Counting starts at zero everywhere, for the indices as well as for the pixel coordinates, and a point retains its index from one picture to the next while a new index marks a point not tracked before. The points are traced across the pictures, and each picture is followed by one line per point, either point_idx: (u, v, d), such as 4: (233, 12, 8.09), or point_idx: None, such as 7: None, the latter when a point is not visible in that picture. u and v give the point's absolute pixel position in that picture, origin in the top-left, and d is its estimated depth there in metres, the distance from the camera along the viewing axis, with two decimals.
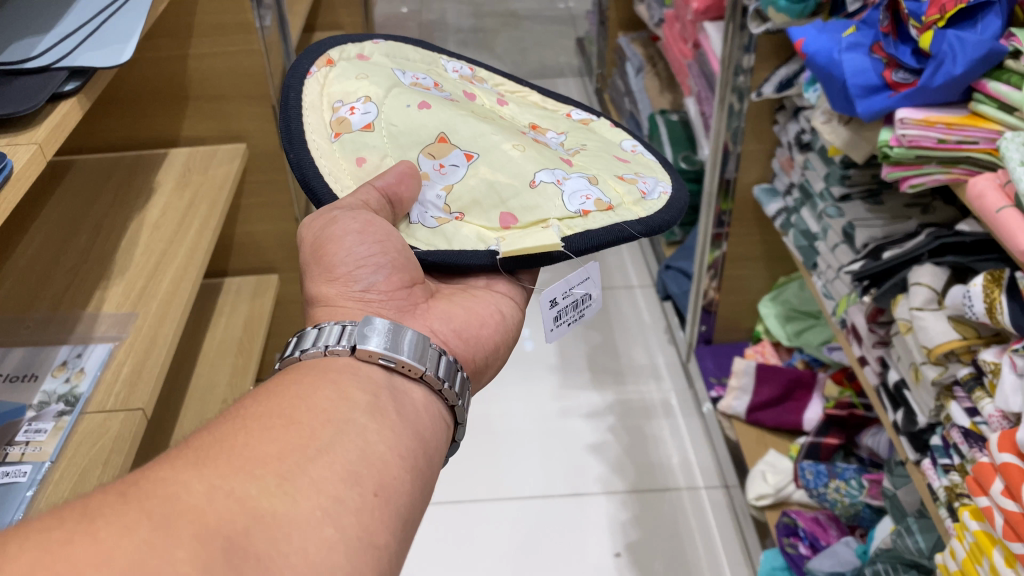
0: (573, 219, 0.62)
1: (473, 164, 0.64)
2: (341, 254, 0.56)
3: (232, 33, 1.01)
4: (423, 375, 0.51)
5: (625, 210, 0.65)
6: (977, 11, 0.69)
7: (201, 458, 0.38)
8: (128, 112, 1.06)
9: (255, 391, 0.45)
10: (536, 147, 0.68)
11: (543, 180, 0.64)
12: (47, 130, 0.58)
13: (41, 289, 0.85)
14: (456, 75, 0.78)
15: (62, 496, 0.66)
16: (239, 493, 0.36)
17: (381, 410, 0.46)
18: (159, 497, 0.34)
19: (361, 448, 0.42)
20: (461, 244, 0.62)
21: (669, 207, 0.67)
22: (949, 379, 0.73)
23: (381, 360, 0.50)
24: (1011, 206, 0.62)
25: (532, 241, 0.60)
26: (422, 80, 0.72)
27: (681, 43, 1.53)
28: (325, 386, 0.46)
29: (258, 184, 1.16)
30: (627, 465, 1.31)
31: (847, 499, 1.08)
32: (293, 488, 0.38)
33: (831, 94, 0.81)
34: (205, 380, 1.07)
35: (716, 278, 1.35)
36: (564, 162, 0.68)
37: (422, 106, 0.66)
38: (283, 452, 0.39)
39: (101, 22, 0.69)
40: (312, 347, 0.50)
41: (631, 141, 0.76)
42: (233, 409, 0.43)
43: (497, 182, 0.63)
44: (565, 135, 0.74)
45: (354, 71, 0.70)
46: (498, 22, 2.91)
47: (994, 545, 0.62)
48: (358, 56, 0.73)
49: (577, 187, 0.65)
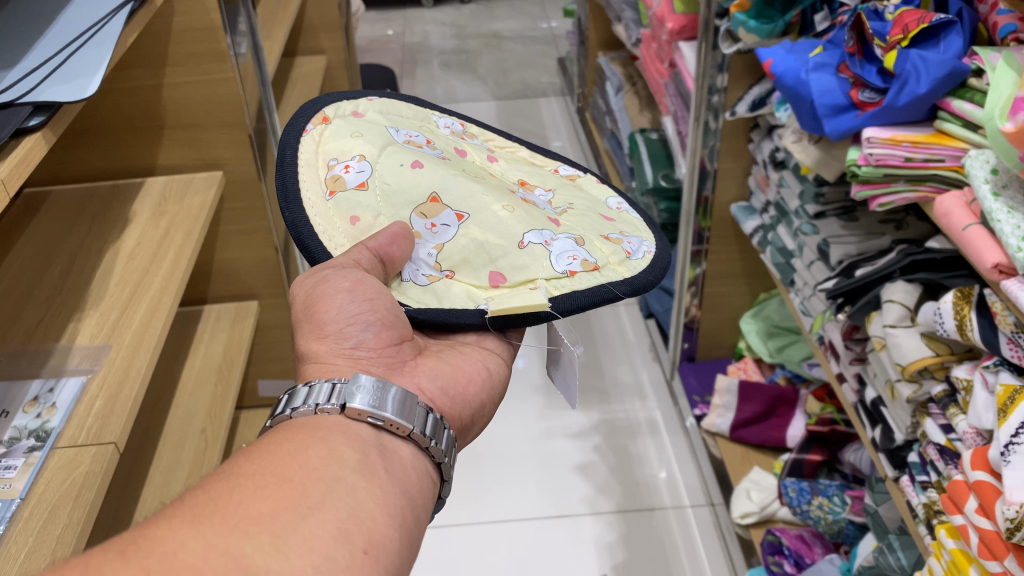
0: (560, 279, 0.62)
1: (464, 224, 0.64)
2: (332, 312, 0.56)
3: (206, 62, 1.01)
4: (411, 434, 0.51)
5: (610, 270, 0.65)
6: (939, 31, 0.71)
7: (197, 515, 0.37)
8: (103, 141, 1.05)
9: (246, 450, 0.45)
10: (525, 207, 0.67)
11: (531, 241, 0.64)
12: (11, 166, 0.57)
13: (14, 321, 0.84)
14: (448, 131, 0.77)
15: (31, 534, 0.65)
16: (233, 551, 0.36)
17: (370, 467, 0.46)
18: (157, 555, 0.34)
19: (351, 506, 0.42)
20: (452, 302, 0.61)
21: (652, 266, 0.67)
22: (923, 397, 0.73)
23: (369, 418, 0.50)
24: (977, 223, 0.62)
25: (520, 300, 0.60)
26: (414, 138, 0.71)
27: (658, 63, 1.53)
28: (314, 445, 0.45)
29: (236, 212, 1.16)
30: (613, 486, 1.30)
31: (830, 517, 1.08)
32: (286, 546, 0.37)
33: (799, 114, 0.81)
34: (184, 410, 1.06)
35: (698, 294, 1.35)
36: (552, 222, 0.67)
37: (415, 166, 0.66)
38: (275, 510, 0.39)
39: (67, 55, 0.69)
40: (301, 405, 0.50)
41: (615, 200, 0.76)
42: (224, 467, 0.43)
43: (487, 242, 0.63)
44: (552, 193, 0.73)
45: (349, 128, 0.69)
46: (481, 44, 2.94)
47: (970, 563, 0.61)
48: (353, 113, 0.72)
49: (564, 247, 0.64)
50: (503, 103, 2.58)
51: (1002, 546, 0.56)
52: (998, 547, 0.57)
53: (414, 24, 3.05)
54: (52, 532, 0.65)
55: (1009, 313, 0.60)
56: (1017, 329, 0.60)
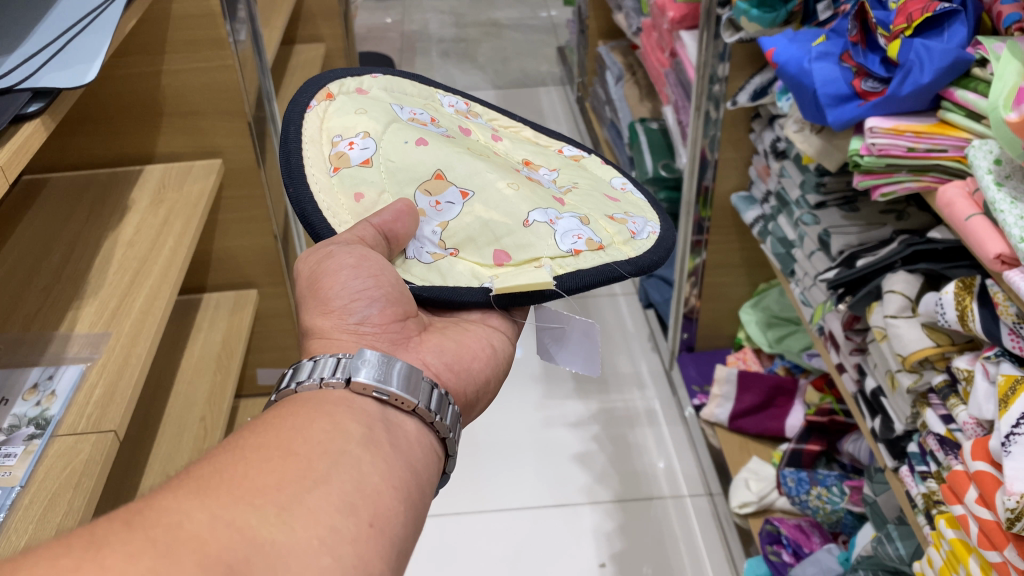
0: (565, 257, 0.62)
1: (469, 201, 0.63)
2: (336, 288, 0.56)
3: (205, 49, 1.00)
4: (416, 408, 0.51)
5: (615, 250, 0.65)
6: (943, 20, 0.71)
7: (202, 486, 0.37)
8: (101, 128, 1.05)
9: (252, 423, 0.45)
10: (530, 185, 0.67)
11: (536, 220, 0.63)
12: (10, 152, 0.57)
13: (13, 309, 0.84)
14: (452, 109, 0.77)
15: (31, 522, 0.65)
16: (239, 522, 0.35)
17: (376, 441, 0.46)
18: (163, 525, 0.34)
19: (356, 479, 0.42)
20: (456, 280, 0.61)
21: (657, 246, 0.67)
22: (924, 387, 0.73)
23: (375, 392, 0.50)
24: (981, 213, 0.62)
25: (525, 278, 0.60)
26: (419, 115, 0.71)
27: (658, 52, 1.53)
28: (320, 418, 0.45)
29: (234, 199, 1.15)
30: (612, 475, 1.31)
31: (829, 506, 1.08)
32: (291, 518, 0.37)
33: (802, 104, 0.81)
34: (182, 398, 1.06)
35: (697, 284, 1.35)
36: (557, 201, 0.67)
37: (419, 143, 0.65)
38: (280, 483, 0.39)
39: (65, 42, 0.69)
40: (306, 379, 0.50)
41: (620, 179, 0.76)
42: (229, 441, 0.42)
43: (492, 220, 0.62)
44: (557, 172, 0.73)
45: (354, 106, 0.68)
46: (480, 32, 2.92)
47: (970, 553, 0.61)
48: (357, 90, 0.71)
49: (569, 226, 0.64)
50: (502, 92, 2.57)
51: (1002, 536, 0.56)
52: (998, 537, 0.57)
53: (413, 12, 3.03)
54: (52, 520, 0.65)
55: (1012, 304, 0.61)
56: (1019, 319, 0.60)
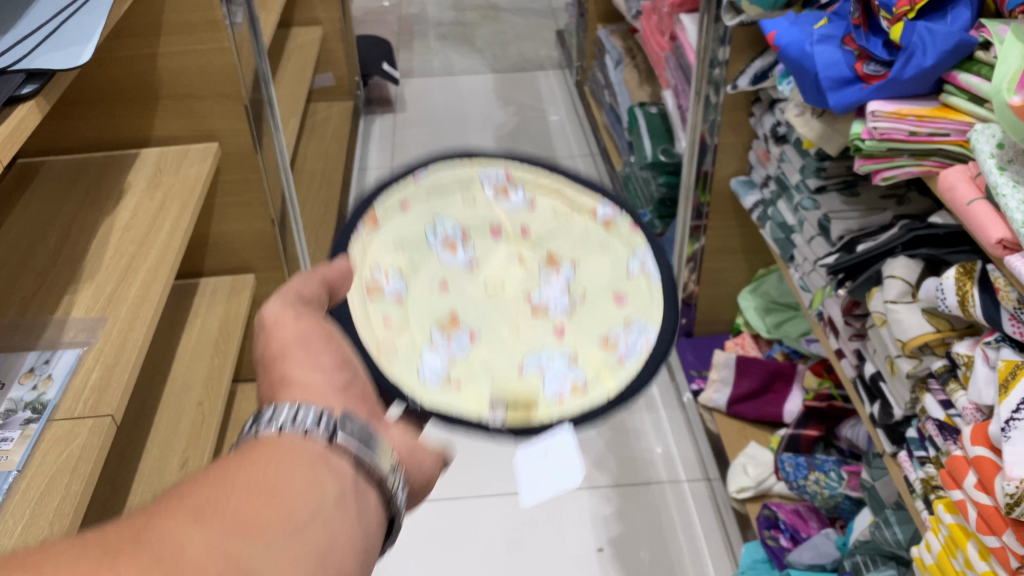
0: (549, 404, 0.48)
1: (475, 346, 0.51)
2: (292, 364, 0.47)
3: (202, 31, 0.99)
4: (382, 480, 0.43)
5: (594, 389, 0.49)
6: (947, 3, 0.71)
7: (196, 510, 0.33)
8: (97, 111, 1.04)
9: (204, 470, 0.37)
10: (498, 296, 0.53)
11: (531, 368, 0.50)
12: (5, 133, 0.56)
13: (10, 293, 0.84)
14: (495, 189, 0.56)
15: (28, 507, 0.65)
16: (235, 553, 0.32)
17: (347, 505, 0.39)
18: (163, 547, 0.31)
19: (328, 540, 0.37)
20: (401, 363, 0.50)
21: (642, 372, 0.49)
22: (923, 372, 0.73)
23: (349, 454, 0.42)
24: (983, 198, 0.62)
25: (526, 380, 0.49)
26: (456, 237, 0.55)
27: (658, 36, 1.52)
28: (286, 471, 0.38)
29: (231, 183, 1.14)
30: (610, 459, 1.31)
31: (827, 491, 1.07)
32: (277, 556, 0.34)
33: (803, 87, 0.80)
34: (180, 382, 1.06)
35: (696, 270, 1.34)
36: (551, 335, 0.51)
37: (445, 287, 0.53)
38: (256, 524, 0.34)
39: (58, 23, 0.68)
40: (277, 427, 0.41)
41: (639, 252, 0.54)
42: (168, 495, 0.35)
43: (490, 362, 0.50)
44: (575, 270, 0.54)
45: (397, 235, 0.54)
46: (479, 15, 2.91)
47: (968, 538, 0.61)
48: (402, 206, 0.55)
49: (553, 367, 0.50)
50: (501, 76, 2.56)
51: (1001, 521, 0.56)
52: (996, 522, 0.56)
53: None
54: (49, 504, 0.65)
55: (1012, 289, 0.60)
56: (1020, 304, 0.60)
